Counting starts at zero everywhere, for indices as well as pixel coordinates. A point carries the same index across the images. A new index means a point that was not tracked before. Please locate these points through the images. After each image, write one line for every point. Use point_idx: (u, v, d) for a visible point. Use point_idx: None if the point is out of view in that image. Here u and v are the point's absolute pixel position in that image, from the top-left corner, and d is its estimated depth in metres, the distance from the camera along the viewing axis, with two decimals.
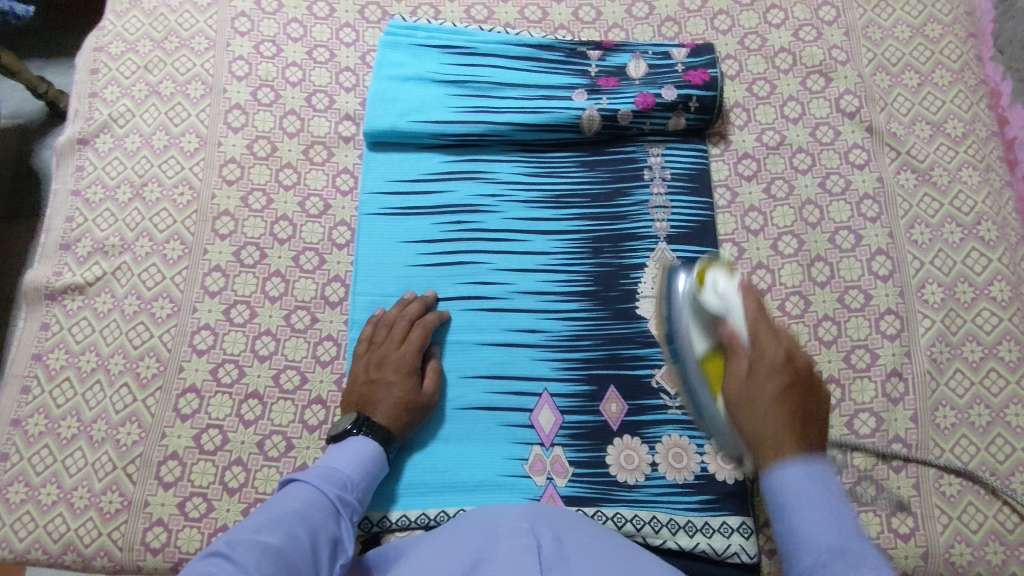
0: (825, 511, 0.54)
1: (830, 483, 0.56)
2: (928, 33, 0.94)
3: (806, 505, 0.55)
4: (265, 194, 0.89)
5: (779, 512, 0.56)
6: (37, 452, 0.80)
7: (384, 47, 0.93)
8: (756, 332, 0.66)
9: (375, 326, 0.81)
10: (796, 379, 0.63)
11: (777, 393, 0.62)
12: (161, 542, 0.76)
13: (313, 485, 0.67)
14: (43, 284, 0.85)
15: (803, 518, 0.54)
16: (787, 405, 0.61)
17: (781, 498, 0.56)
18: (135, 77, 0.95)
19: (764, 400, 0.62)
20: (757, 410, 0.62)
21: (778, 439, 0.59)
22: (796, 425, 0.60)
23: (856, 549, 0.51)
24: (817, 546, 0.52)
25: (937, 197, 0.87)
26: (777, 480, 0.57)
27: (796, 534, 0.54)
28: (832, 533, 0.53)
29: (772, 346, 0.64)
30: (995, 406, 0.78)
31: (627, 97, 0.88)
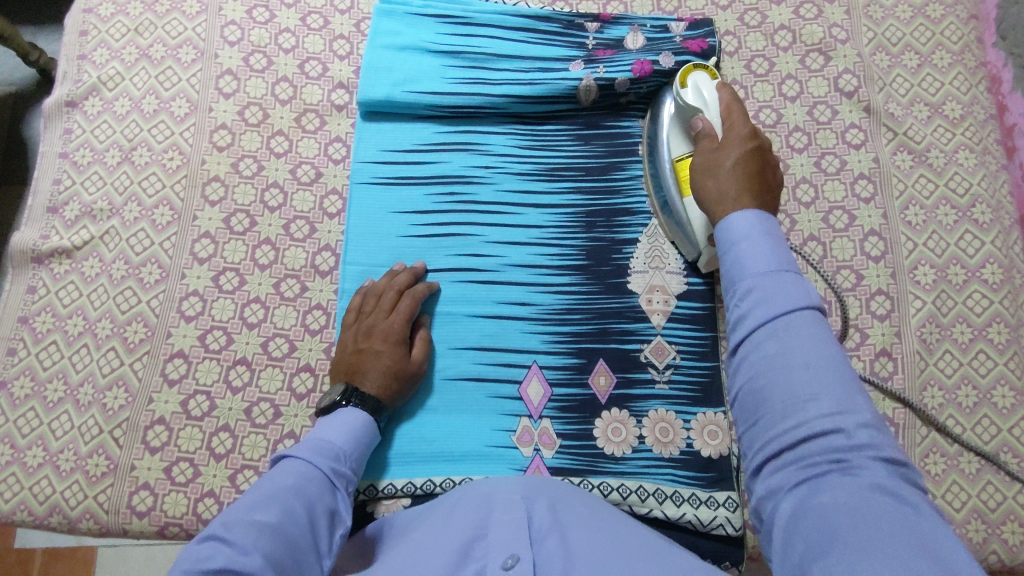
0: (766, 245, 0.54)
1: (776, 228, 0.56)
2: (930, 14, 0.93)
3: (750, 245, 0.54)
4: (256, 161, 0.89)
5: (722, 252, 0.57)
6: (23, 414, 0.80)
7: (379, 16, 0.92)
8: (727, 117, 0.73)
9: (364, 296, 0.80)
10: (759, 149, 0.68)
11: (736, 160, 0.67)
12: (147, 506, 0.76)
13: (305, 459, 0.65)
14: (29, 247, 0.84)
15: (745, 251, 0.54)
16: (746, 165, 0.66)
17: (722, 242, 0.57)
18: (125, 40, 0.93)
19: (724, 165, 0.67)
20: (720, 164, 0.67)
21: (728, 198, 0.64)
22: (748, 184, 0.65)
23: (789, 280, 0.51)
24: (753, 269, 0.53)
25: (932, 178, 0.86)
26: (728, 225, 0.57)
27: (738, 269, 0.54)
28: (771, 262, 0.52)
29: (739, 124, 0.71)
30: (982, 387, 0.79)
31: (624, 64, 0.86)
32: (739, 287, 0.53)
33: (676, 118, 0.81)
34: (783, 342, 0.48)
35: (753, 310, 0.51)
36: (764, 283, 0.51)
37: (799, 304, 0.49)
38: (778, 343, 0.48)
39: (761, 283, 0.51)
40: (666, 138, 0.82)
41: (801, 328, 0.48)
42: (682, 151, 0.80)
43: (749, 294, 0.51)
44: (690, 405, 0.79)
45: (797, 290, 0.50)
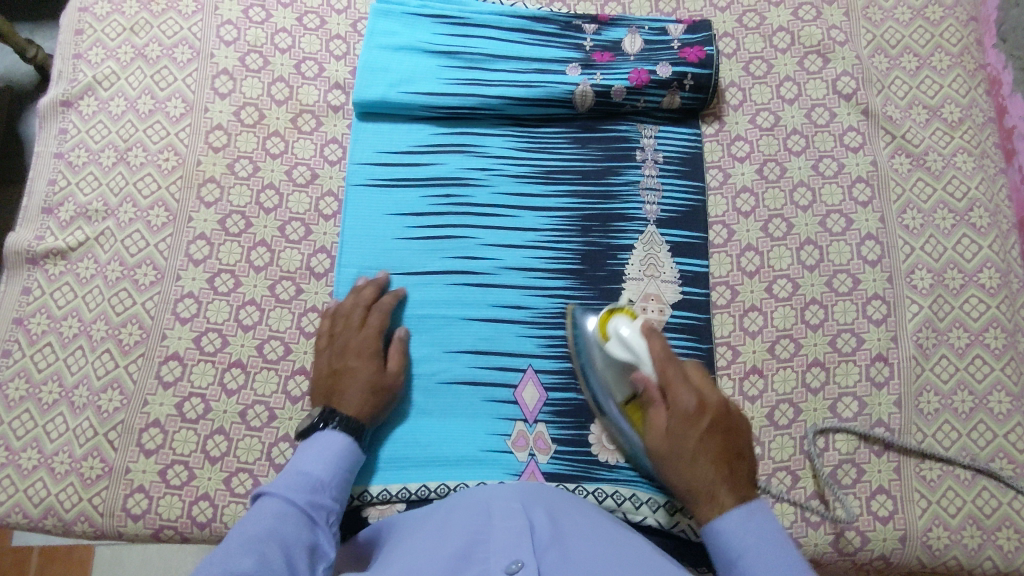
0: (766, 538, 0.60)
1: (759, 510, 0.63)
2: (929, 16, 0.93)
3: (753, 546, 0.60)
4: (252, 162, 0.88)
5: (723, 559, 0.61)
6: (18, 416, 0.79)
7: (375, 16, 0.92)
8: (665, 374, 0.69)
9: (332, 318, 0.80)
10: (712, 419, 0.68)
11: (699, 440, 0.67)
12: (141, 509, 0.76)
13: (282, 495, 0.62)
14: (24, 248, 0.84)
15: (753, 560, 0.59)
16: (710, 451, 0.67)
17: (726, 545, 0.61)
18: (120, 39, 0.93)
19: (691, 457, 0.67)
20: (685, 458, 0.67)
21: (713, 493, 0.65)
22: (721, 466, 0.66)
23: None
24: (769, 574, 0.57)
25: (930, 182, 0.86)
26: (719, 530, 0.62)
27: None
28: (781, 564, 0.58)
29: (682, 393, 0.68)
30: (978, 393, 0.79)
31: (621, 73, 0.87)
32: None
33: (607, 364, 0.75)
34: None
35: None
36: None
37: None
38: None
39: None
40: (603, 381, 0.75)
41: None
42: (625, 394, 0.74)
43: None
44: None
45: (794, 565, 0.58)
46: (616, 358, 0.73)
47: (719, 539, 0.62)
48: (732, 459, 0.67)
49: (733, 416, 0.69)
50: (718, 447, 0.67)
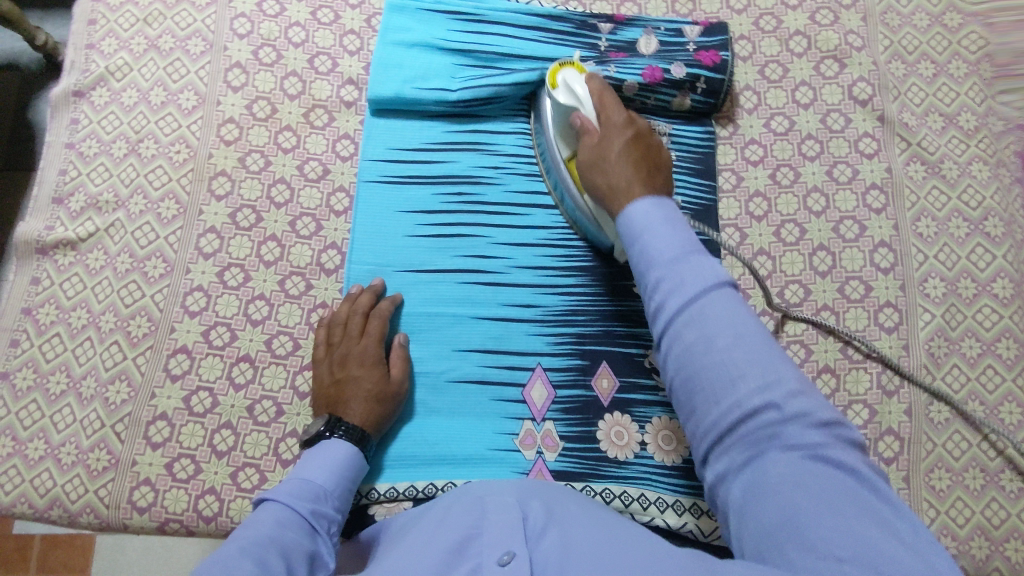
0: (669, 231, 0.59)
1: (671, 210, 0.62)
2: (947, 23, 0.92)
3: (656, 232, 0.59)
4: (263, 156, 0.88)
5: (630, 241, 0.61)
6: (25, 406, 0.79)
7: (390, 11, 0.91)
8: (601, 100, 0.74)
9: (329, 328, 0.79)
10: (639, 139, 0.70)
11: (623, 146, 0.70)
12: (147, 502, 0.76)
13: (284, 502, 0.62)
14: (34, 238, 0.84)
15: (652, 239, 0.59)
16: (632, 151, 0.69)
17: (632, 237, 0.61)
18: (133, 30, 0.93)
19: (613, 157, 0.69)
20: (606, 158, 0.70)
21: (628, 188, 0.66)
22: (642, 171, 0.67)
23: (700, 265, 0.57)
24: (664, 258, 0.58)
25: (945, 190, 0.85)
26: (629, 215, 0.62)
27: (647, 255, 0.59)
28: (676, 248, 0.58)
29: (614, 112, 0.73)
30: (989, 403, 0.78)
31: (635, 67, 0.85)
32: (652, 268, 0.58)
33: (557, 120, 0.80)
34: (730, 330, 0.53)
35: (669, 300, 0.56)
36: (675, 266, 0.57)
37: (712, 285, 0.55)
38: (710, 358, 0.53)
39: (677, 270, 0.57)
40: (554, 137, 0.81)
41: (718, 311, 0.54)
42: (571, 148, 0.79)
43: (665, 272, 0.57)
44: None
45: (689, 245, 0.58)
46: (562, 106, 0.78)
47: (628, 230, 0.61)
48: (646, 163, 0.68)
49: (661, 157, 0.70)
50: (637, 151, 0.69)
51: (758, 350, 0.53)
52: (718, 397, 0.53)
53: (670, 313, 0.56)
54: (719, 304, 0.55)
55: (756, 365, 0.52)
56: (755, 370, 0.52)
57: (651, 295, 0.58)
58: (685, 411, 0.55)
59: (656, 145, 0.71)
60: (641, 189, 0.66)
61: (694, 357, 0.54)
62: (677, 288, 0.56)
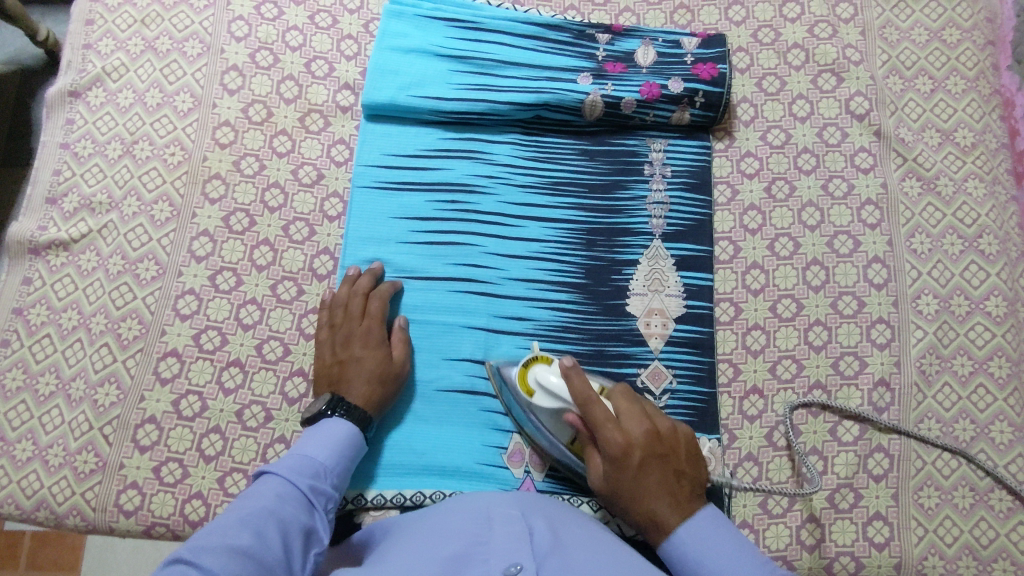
0: (724, 546, 0.62)
1: (715, 514, 0.65)
2: (946, 38, 0.92)
3: (708, 546, 0.63)
4: (258, 160, 0.88)
5: (687, 568, 0.64)
6: (14, 407, 0.79)
7: (387, 17, 0.91)
8: (598, 424, 0.68)
9: (331, 308, 0.80)
10: (654, 435, 0.68)
11: (655, 482, 0.67)
12: (134, 505, 0.76)
13: (284, 478, 0.64)
14: (27, 238, 0.84)
15: (712, 558, 0.62)
16: (660, 477, 0.67)
17: (687, 561, 0.64)
18: (131, 31, 0.93)
19: (646, 486, 0.67)
20: (640, 495, 0.67)
21: (668, 519, 0.66)
22: (676, 494, 0.67)
23: (762, 572, 0.60)
24: (728, 569, 0.61)
25: (940, 207, 0.85)
26: (683, 551, 0.64)
27: (708, 571, 0.62)
28: (738, 563, 0.61)
29: (616, 420, 0.69)
30: (980, 422, 0.78)
31: (632, 85, 0.86)
32: None
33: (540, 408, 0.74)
34: None
35: None
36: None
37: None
38: None
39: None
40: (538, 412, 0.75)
41: None
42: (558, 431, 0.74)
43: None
44: None
45: (747, 558, 0.61)
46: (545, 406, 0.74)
47: (679, 560, 0.64)
48: (673, 473, 0.68)
49: (670, 434, 0.70)
50: (664, 469, 0.67)
51: None
52: None
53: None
54: None
55: None
56: None
57: None
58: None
59: (678, 437, 0.70)
60: (677, 518, 0.65)
61: None
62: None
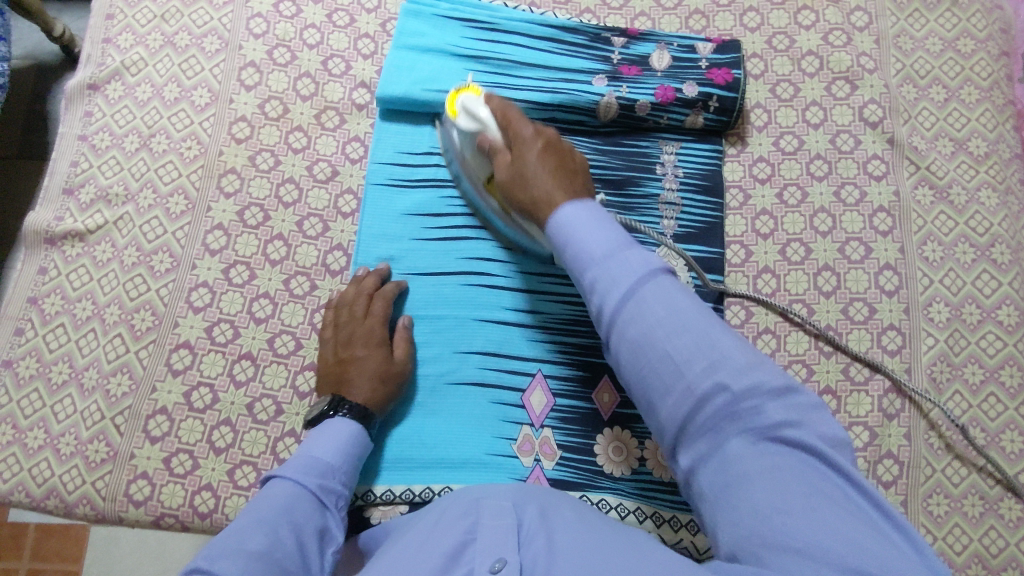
0: (600, 229, 0.59)
1: (600, 212, 0.62)
2: (960, 48, 0.92)
3: (584, 229, 0.60)
4: (273, 156, 0.88)
5: (563, 241, 0.61)
6: (27, 395, 0.80)
7: (405, 16, 0.92)
8: (505, 119, 0.73)
9: (336, 308, 0.80)
10: (553, 155, 0.69)
11: (548, 170, 0.67)
12: (144, 495, 0.76)
13: (293, 479, 0.65)
14: (43, 228, 0.85)
15: (582, 238, 0.60)
16: (553, 169, 0.67)
17: (566, 236, 0.61)
18: (150, 26, 0.93)
19: (534, 173, 0.68)
20: (526, 175, 0.68)
21: (548, 198, 0.66)
22: (561, 180, 0.67)
23: (627, 255, 0.57)
24: (595, 251, 0.58)
25: (953, 216, 0.85)
26: (561, 220, 0.62)
27: (581, 251, 0.59)
28: (606, 243, 0.58)
29: (522, 128, 0.72)
30: (991, 431, 0.78)
31: (647, 88, 0.87)
32: (585, 258, 0.59)
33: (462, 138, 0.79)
34: (665, 307, 0.55)
35: (606, 301, 0.57)
36: (607, 261, 0.57)
37: (646, 275, 0.56)
38: (660, 314, 0.55)
39: (604, 261, 0.58)
40: (470, 164, 0.81)
41: (652, 295, 0.55)
42: (483, 171, 0.79)
43: (599, 263, 0.58)
44: None
45: (618, 237, 0.59)
46: (465, 131, 0.77)
47: (559, 233, 0.61)
48: (559, 164, 0.68)
49: (576, 171, 0.69)
50: (548, 161, 0.68)
51: (711, 329, 0.54)
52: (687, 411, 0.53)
53: (611, 310, 0.56)
54: (653, 286, 0.56)
55: (696, 342, 0.53)
56: (692, 334, 0.54)
57: (593, 299, 0.58)
58: (644, 406, 0.56)
59: (576, 157, 0.71)
60: (564, 195, 0.65)
61: (643, 351, 0.55)
62: (611, 285, 0.57)
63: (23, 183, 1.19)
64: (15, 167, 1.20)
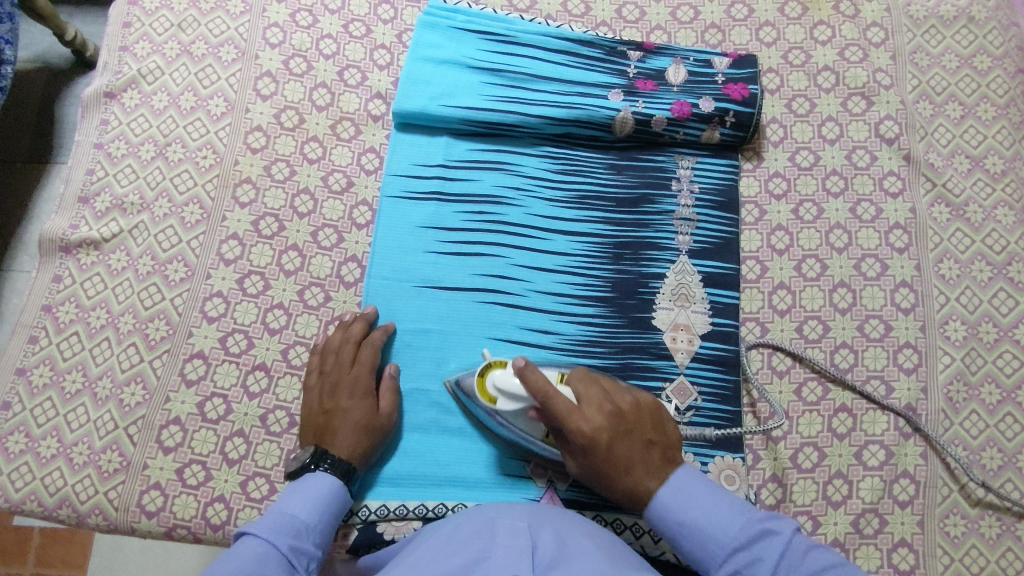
0: (707, 499, 0.63)
1: (695, 476, 0.65)
2: (976, 65, 0.92)
3: (696, 504, 0.63)
4: (288, 166, 0.88)
5: (678, 537, 0.63)
6: (40, 404, 0.80)
7: (421, 28, 0.92)
8: (570, 422, 0.67)
9: (322, 354, 0.79)
10: (637, 428, 0.68)
11: (638, 467, 0.66)
12: (156, 506, 0.76)
13: (266, 538, 0.61)
14: (58, 236, 0.85)
15: (697, 512, 0.63)
16: (647, 459, 0.66)
17: (676, 523, 0.63)
18: (168, 34, 0.94)
19: (629, 469, 0.66)
20: (623, 467, 0.66)
21: (650, 474, 0.66)
22: (659, 466, 0.66)
23: (746, 555, 0.60)
24: (716, 531, 0.61)
25: (969, 233, 0.85)
26: (677, 515, 0.63)
27: (701, 530, 0.62)
28: (719, 512, 0.62)
29: (592, 427, 0.66)
30: (1008, 451, 0.77)
31: (663, 103, 0.87)
32: (710, 548, 0.61)
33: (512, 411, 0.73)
34: (782, 552, 0.59)
35: None
36: (735, 567, 0.60)
37: (754, 541, 0.60)
38: (781, 562, 0.59)
39: (713, 525, 0.62)
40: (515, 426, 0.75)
41: (764, 538, 0.60)
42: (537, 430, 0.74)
43: (732, 568, 0.60)
44: (709, 448, 0.77)
45: (728, 511, 0.62)
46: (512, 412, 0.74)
47: (670, 522, 0.64)
48: (640, 446, 0.67)
49: (653, 428, 0.69)
50: (632, 442, 0.67)
51: (818, 559, 0.59)
52: None
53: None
54: (774, 543, 0.60)
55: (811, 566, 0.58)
56: (818, 573, 0.58)
57: (720, 569, 0.61)
58: None
59: (645, 408, 0.70)
60: (659, 484, 0.65)
61: None
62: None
63: (26, 184, 1.16)
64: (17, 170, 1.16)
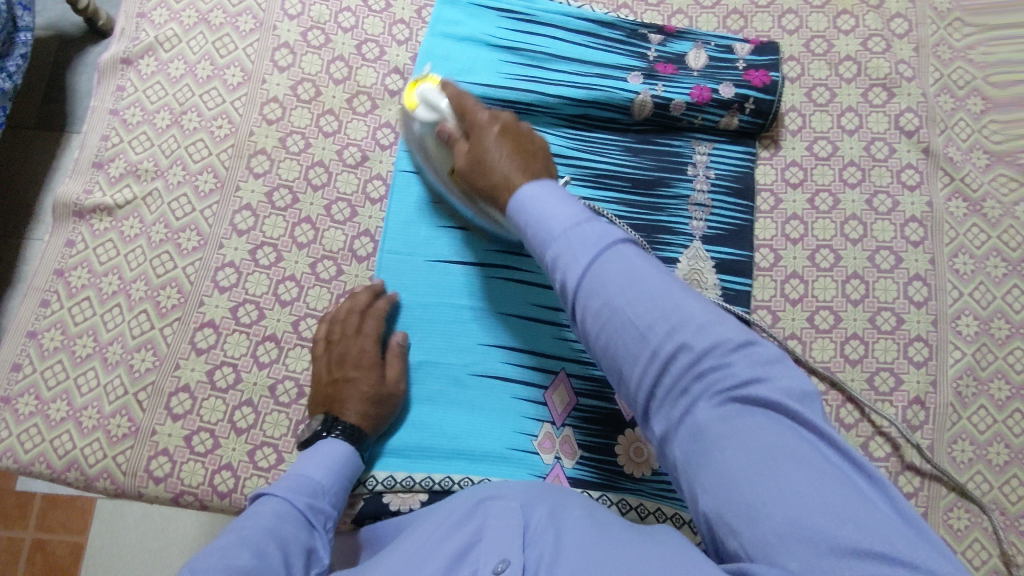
0: (565, 205, 0.59)
1: (560, 191, 0.61)
2: (1000, 60, 0.91)
3: (553, 205, 0.59)
4: (304, 138, 0.88)
5: (526, 225, 0.60)
6: (50, 366, 0.80)
7: (441, 3, 0.91)
8: (462, 105, 0.72)
9: (329, 324, 0.78)
10: (516, 140, 0.68)
11: (504, 152, 0.66)
12: (164, 472, 0.76)
13: (283, 497, 0.63)
14: (72, 201, 0.85)
15: (549, 211, 0.59)
16: (513, 155, 0.66)
17: (525, 217, 0.60)
18: (186, 2, 0.93)
19: (494, 158, 0.66)
20: (487, 159, 0.67)
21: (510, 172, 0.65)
22: (519, 166, 0.65)
23: (591, 246, 0.56)
24: (564, 223, 0.57)
25: (985, 229, 0.85)
26: (525, 200, 0.60)
27: (548, 223, 0.58)
28: (574, 216, 0.58)
29: (478, 119, 0.70)
30: (1014, 447, 0.77)
31: (683, 87, 0.86)
32: (550, 240, 0.58)
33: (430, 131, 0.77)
34: (633, 268, 0.55)
35: (568, 274, 0.56)
36: (573, 247, 0.56)
37: (610, 248, 0.56)
38: (626, 276, 0.55)
39: (567, 230, 0.57)
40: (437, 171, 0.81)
41: (617, 251, 0.56)
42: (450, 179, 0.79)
43: (565, 248, 0.57)
44: None
45: (582, 214, 0.58)
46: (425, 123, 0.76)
47: (519, 215, 0.60)
48: (516, 146, 0.67)
49: (533, 155, 0.68)
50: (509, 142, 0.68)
51: (662, 277, 0.55)
52: (639, 341, 0.53)
53: (571, 289, 0.56)
54: (625, 255, 0.55)
55: (659, 288, 0.54)
56: (664, 295, 0.54)
57: (554, 251, 0.58)
58: (614, 375, 0.56)
59: (533, 141, 0.69)
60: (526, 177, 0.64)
61: (612, 300, 0.54)
62: (570, 261, 0.56)
63: (34, 151, 1.15)
64: (25, 137, 1.15)
